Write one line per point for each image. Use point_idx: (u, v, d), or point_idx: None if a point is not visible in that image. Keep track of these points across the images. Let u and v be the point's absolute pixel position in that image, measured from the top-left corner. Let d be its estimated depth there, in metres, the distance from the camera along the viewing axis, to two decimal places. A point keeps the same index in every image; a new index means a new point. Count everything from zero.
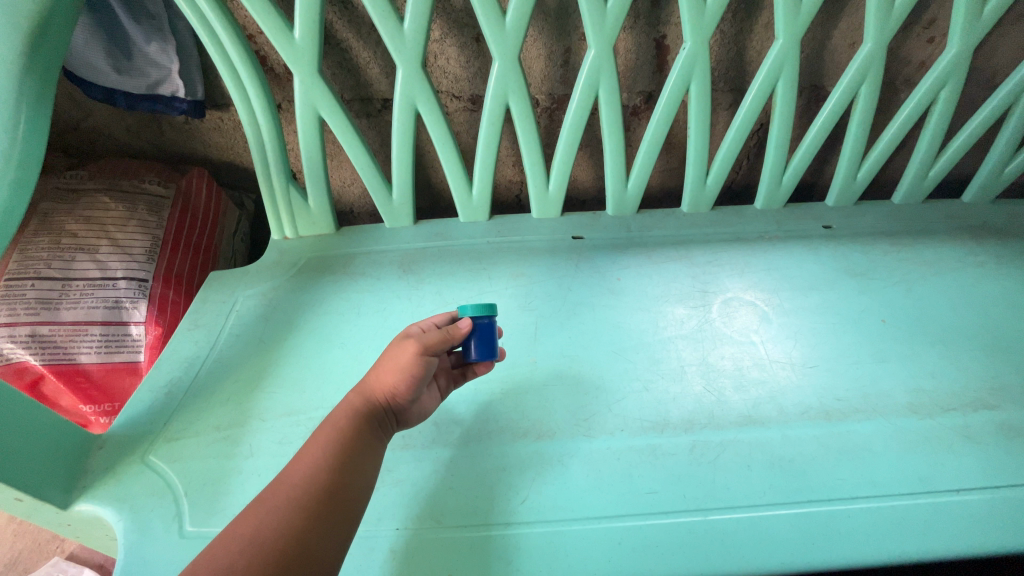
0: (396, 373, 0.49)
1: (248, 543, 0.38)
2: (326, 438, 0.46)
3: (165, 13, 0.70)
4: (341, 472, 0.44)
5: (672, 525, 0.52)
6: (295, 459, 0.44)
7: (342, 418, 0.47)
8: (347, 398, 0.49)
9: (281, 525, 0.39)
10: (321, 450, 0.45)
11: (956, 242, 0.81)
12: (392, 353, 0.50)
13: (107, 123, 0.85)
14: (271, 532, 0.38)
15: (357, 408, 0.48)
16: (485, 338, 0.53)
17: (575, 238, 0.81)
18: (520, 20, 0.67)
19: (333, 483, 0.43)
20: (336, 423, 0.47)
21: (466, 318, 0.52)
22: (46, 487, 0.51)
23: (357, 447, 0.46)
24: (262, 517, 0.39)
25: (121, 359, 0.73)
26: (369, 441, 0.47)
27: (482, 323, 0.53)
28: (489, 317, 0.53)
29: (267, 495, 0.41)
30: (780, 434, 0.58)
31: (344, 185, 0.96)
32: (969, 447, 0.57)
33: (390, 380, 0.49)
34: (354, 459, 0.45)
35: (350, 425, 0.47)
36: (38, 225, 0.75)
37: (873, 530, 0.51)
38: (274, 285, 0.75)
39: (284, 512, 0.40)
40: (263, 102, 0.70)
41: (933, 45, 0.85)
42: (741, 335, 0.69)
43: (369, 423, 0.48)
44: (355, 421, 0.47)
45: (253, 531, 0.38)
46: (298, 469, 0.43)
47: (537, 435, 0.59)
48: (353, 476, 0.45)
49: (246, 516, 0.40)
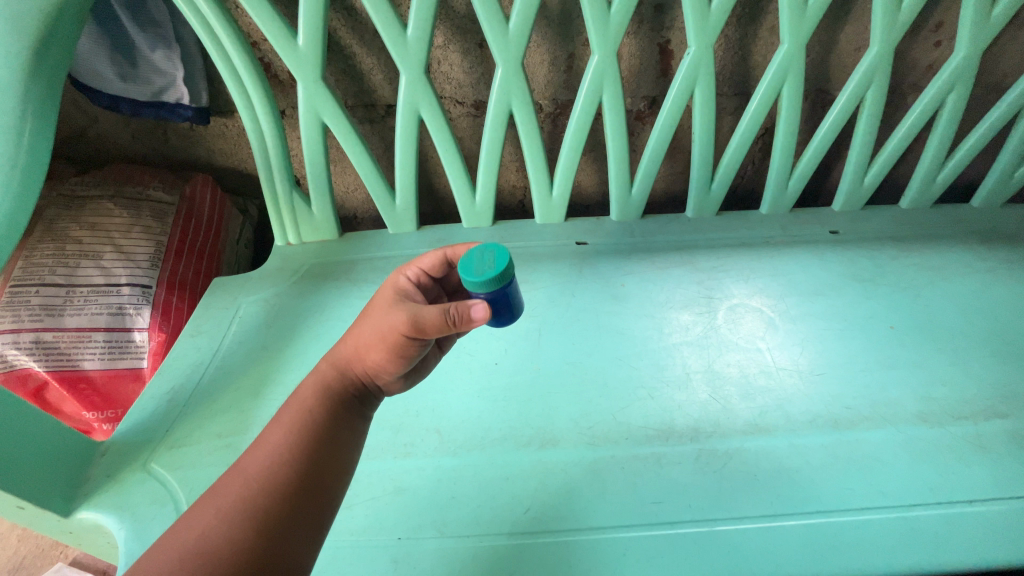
0: (378, 347, 0.44)
1: (193, 549, 0.35)
2: (291, 420, 0.42)
3: (170, 21, 0.71)
4: (306, 462, 0.40)
5: (676, 536, 0.51)
6: (258, 444, 0.41)
7: (312, 395, 0.43)
8: (319, 369, 0.45)
9: (231, 530, 0.36)
10: (282, 438, 0.41)
11: (965, 248, 0.80)
12: (376, 322, 0.44)
13: (112, 130, 0.86)
14: (217, 540, 0.36)
15: (329, 383, 0.44)
16: (505, 304, 0.46)
17: (579, 244, 0.81)
18: (523, 26, 0.67)
19: (297, 477, 0.39)
20: (305, 401, 0.43)
21: (482, 303, 0.40)
22: (48, 494, 0.51)
23: (330, 430, 0.42)
24: (212, 518, 0.37)
25: (124, 366, 0.73)
26: (343, 420, 0.44)
27: (498, 292, 0.44)
28: (508, 278, 0.45)
29: (224, 489, 0.39)
30: (787, 443, 0.57)
31: (347, 191, 0.96)
32: (981, 457, 0.56)
33: (372, 354, 0.44)
34: (325, 445, 0.42)
35: (321, 404, 0.43)
36: (43, 232, 0.75)
37: (883, 541, 0.50)
38: (277, 291, 0.75)
39: (236, 514, 0.37)
40: (266, 109, 0.70)
41: (940, 48, 0.84)
42: (747, 342, 0.68)
43: (340, 399, 0.44)
44: (325, 398, 0.43)
45: (200, 533, 0.36)
46: (256, 460, 0.40)
47: (539, 443, 0.58)
48: (321, 467, 0.41)
49: (200, 511, 0.38)
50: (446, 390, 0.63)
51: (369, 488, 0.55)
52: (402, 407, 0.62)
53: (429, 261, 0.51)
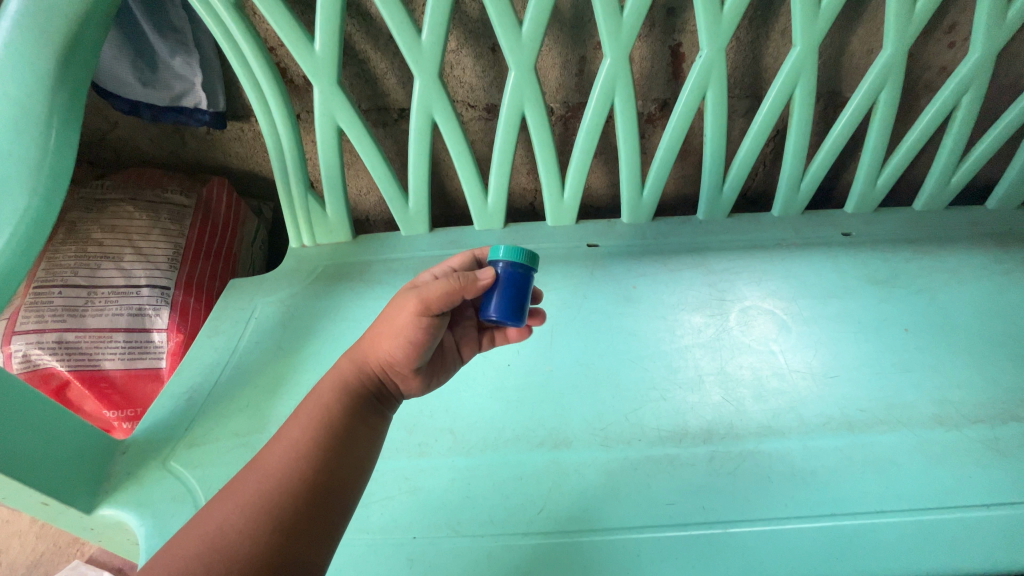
0: (390, 336, 0.45)
1: (212, 543, 0.36)
2: (309, 415, 0.42)
3: (190, 28, 0.72)
4: (324, 458, 0.41)
5: (690, 537, 0.51)
6: (277, 440, 0.42)
7: (331, 392, 0.44)
8: (336, 367, 0.46)
9: (249, 525, 0.36)
10: (300, 434, 0.41)
11: (981, 250, 0.79)
12: (388, 312, 0.47)
13: (131, 134, 0.87)
14: (236, 534, 0.36)
15: (346, 379, 0.45)
16: (515, 290, 0.46)
17: (590, 246, 0.81)
18: (536, 30, 0.68)
19: (314, 475, 0.40)
20: (323, 398, 0.44)
21: (489, 269, 0.46)
22: (71, 492, 0.52)
23: (348, 427, 0.43)
24: (230, 514, 0.37)
25: (143, 366, 0.74)
26: (360, 414, 0.44)
27: (516, 271, 0.47)
28: (529, 267, 0.47)
29: (242, 485, 0.39)
30: (801, 445, 0.57)
31: (360, 194, 0.97)
32: (999, 461, 0.55)
33: (384, 345, 0.46)
34: (342, 442, 0.42)
35: (338, 400, 0.44)
36: (65, 234, 0.76)
37: (899, 544, 0.50)
38: (292, 292, 0.76)
39: (254, 510, 0.37)
40: (283, 113, 0.72)
41: (954, 49, 0.83)
42: (759, 344, 0.68)
43: (355, 394, 0.45)
44: (341, 394, 0.44)
45: (218, 528, 0.36)
46: (275, 456, 0.40)
47: (553, 444, 0.58)
48: (338, 464, 0.41)
49: (217, 508, 0.38)
50: (459, 391, 0.64)
51: (383, 487, 0.56)
52: (416, 407, 0.62)
53: (457, 258, 0.55)
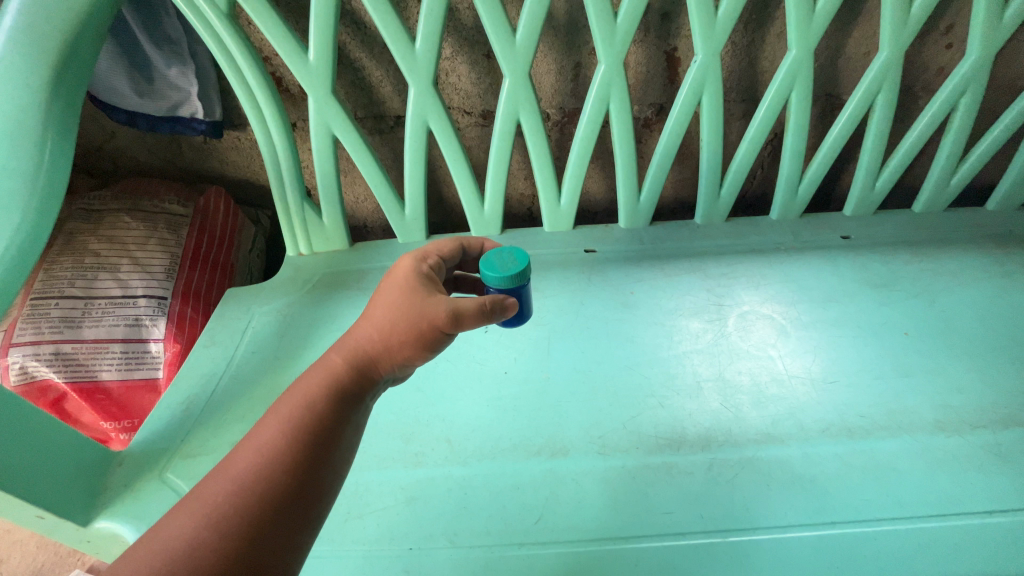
0: (410, 343, 0.45)
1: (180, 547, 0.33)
2: (290, 411, 0.39)
3: (185, 38, 0.72)
4: (304, 455, 0.38)
5: (688, 546, 0.51)
6: (253, 435, 0.39)
7: (320, 389, 0.41)
8: (332, 365, 0.43)
9: (218, 531, 0.34)
10: (279, 432, 0.38)
11: (980, 252, 0.78)
12: (406, 317, 0.45)
13: (129, 144, 0.88)
14: (204, 539, 0.34)
15: (341, 376, 0.42)
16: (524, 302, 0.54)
17: (587, 252, 0.81)
18: (530, 35, 0.68)
19: (291, 476, 0.37)
20: (308, 392, 0.41)
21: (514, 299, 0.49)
22: (67, 505, 0.52)
23: (333, 421, 0.40)
24: (197, 521, 0.34)
25: (140, 376, 0.74)
26: (349, 408, 0.42)
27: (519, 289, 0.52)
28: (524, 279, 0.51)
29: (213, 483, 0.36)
30: (801, 452, 0.57)
31: (357, 201, 0.97)
32: (1001, 468, 0.55)
33: (402, 350, 0.45)
34: (328, 437, 0.40)
35: (326, 396, 0.41)
36: (62, 246, 0.77)
37: (901, 552, 0.50)
38: (289, 301, 0.76)
39: (226, 517, 0.35)
40: (278, 122, 0.72)
41: (952, 51, 0.83)
42: (758, 350, 0.67)
43: (353, 392, 0.42)
44: (333, 391, 0.41)
45: (185, 530, 0.34)
46: (249, 455, 0.37)
47: (549, 453, 0.58)
48: (319, 460, 0.39)
49: (183, 508, 0.35)
50: (456, 399, 0.64)
51: (380, 498, 0.56)
52: (413, 416, 0.62)
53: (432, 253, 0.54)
